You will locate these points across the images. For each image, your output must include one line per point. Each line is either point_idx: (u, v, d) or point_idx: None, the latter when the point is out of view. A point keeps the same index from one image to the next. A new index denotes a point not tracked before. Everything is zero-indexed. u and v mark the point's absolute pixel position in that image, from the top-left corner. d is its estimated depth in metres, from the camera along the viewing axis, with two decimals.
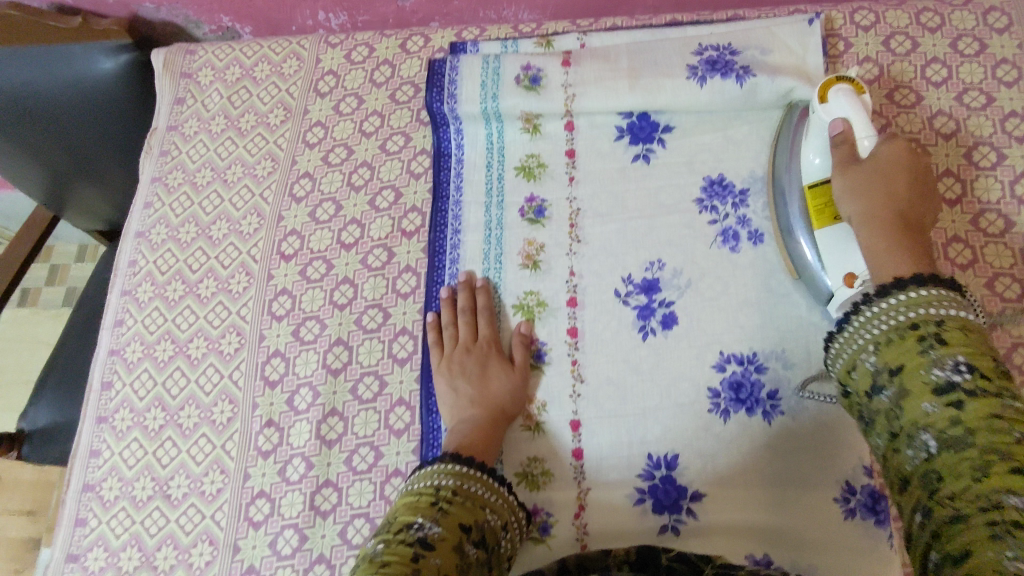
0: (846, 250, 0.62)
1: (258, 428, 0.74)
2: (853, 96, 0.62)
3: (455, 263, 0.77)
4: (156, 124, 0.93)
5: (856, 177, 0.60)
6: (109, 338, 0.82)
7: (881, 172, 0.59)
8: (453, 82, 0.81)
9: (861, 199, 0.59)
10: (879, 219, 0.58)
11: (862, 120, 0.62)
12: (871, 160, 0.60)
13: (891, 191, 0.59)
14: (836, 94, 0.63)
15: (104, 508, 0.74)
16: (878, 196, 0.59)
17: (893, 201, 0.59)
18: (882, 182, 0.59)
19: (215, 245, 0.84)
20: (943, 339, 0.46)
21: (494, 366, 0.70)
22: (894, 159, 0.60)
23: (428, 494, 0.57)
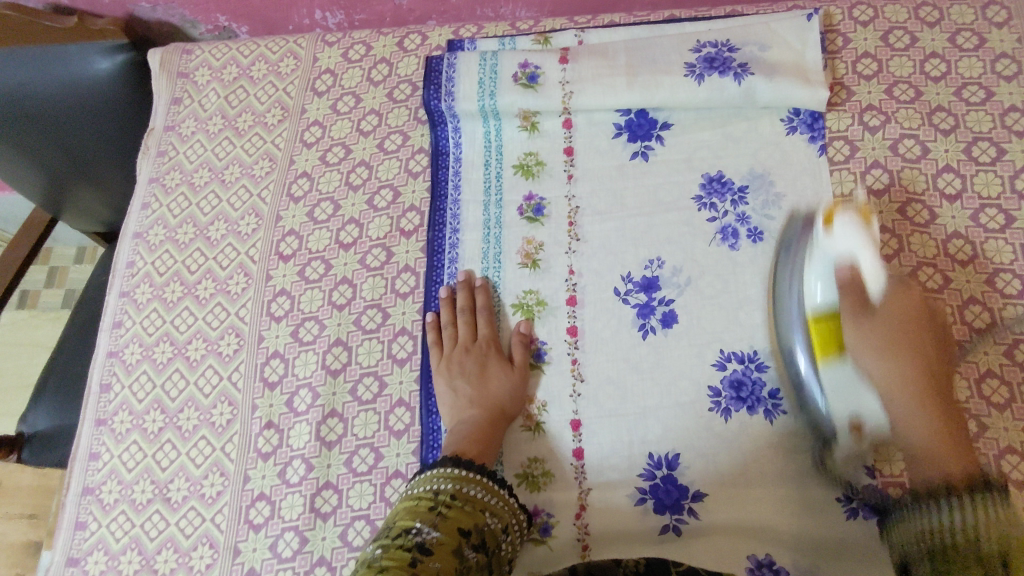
0: (857, 395, 0.60)
1: (258, 429, 0.74)
2: (862, 228, 0.58)
3: (454, 263, 0.77)
4: (153, 124, 0.92)
5: (869, 332, 0.59)
6: (108, 340, 0.82)
7: (893, 324, 0.59)
8: (450, 80, 0.80)
9: (880, 358, 0.58)
10: (916, 416, 0.57)
11: (870, 256, 0.58)
12: (886, 311, 0.60)
13: (911, 347, 0.59)
14: (844, 227, 0.59)
15: (104, 511, 0.74)
16: (899, 354, 0.58)
17: (916, 366, 0.58)
18: (901, 337, 0.59)
19: (212, 246, 0.84)
20: (982, 558, 0.49)
21: (493, 366, 0.70)
22: (905, 307, 0.60)
23: (427, 498, 0.57)
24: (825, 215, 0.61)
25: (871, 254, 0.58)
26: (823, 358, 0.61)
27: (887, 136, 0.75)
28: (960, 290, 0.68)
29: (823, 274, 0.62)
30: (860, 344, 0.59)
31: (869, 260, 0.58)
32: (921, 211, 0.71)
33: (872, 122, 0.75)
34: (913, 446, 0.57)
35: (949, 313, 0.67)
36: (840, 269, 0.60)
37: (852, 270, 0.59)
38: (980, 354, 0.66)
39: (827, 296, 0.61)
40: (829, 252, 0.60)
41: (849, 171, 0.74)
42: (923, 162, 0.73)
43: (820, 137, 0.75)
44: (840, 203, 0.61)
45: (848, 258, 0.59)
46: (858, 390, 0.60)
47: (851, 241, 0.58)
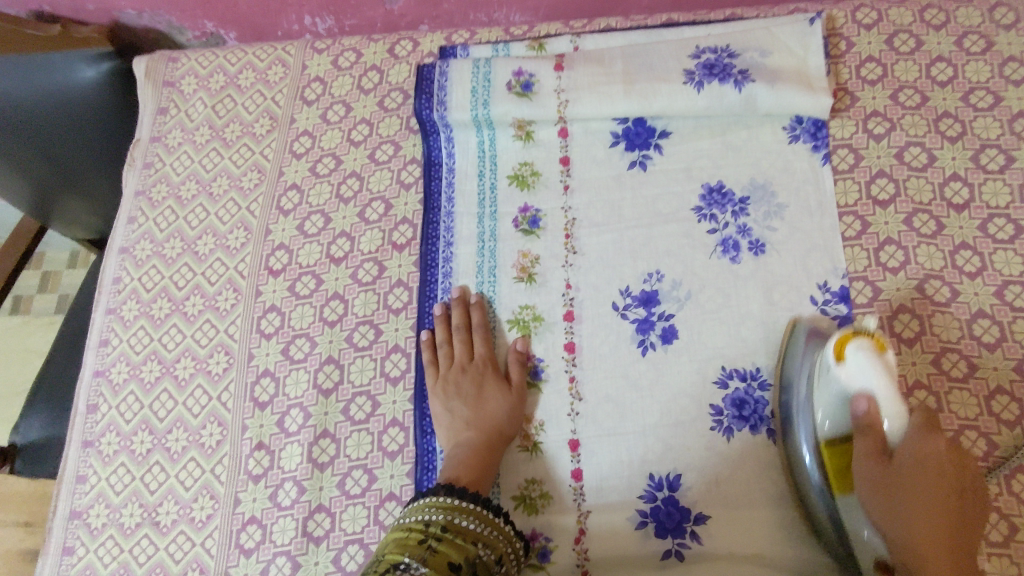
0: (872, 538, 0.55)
1: (248, 451, 0.72)
2: (875, 360, 0.54)
3: (447, 277, 0.75)
4: (139, 135, 0.90)
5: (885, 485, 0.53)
6: (94, 359, 0.80)
7: (915, 474, 0.52)
8: (443, 88, 0.78)
9: (899, 504, 0.52)
10: (917, 555, 0.50)
11: (888, 399, 0.54)
12: (907, 462, 0.52)
13: (932, 492, 0.51)
14: (856, 353, 0.55)
15: (92, 535, 0.72)
16: (915, 501, 0.51)
17: (931, 519, 0.51)
18: (921, 487, 0.52)
19: (200, 261, 0.82)
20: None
21: (490, 388, 0.68)
22: (933, 455, 0.52)
23: (418, 530, 0.55)
24: (836, 343, 0.56)
25: (886, 387, 0.54)
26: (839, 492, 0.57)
27: (892, 144, 0.73)
28: (968, 303, 0.66)
29: (835, 406, 0.57)
30: (869, 493, 0.53)
31: (884, 393, 0.54)
32: (928, 221, 0.69)
33: (876, 130, 0.73)
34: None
35: (956, 327, 0.65)
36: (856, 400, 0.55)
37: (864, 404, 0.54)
38: (990, 369, 0.64)
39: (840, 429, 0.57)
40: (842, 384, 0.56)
41: (854, 180, 0.72)
42: (930, 170, 0.71)
43: (823, 145, 0.73)
44: (854, 330, 0.56)
45: (859, 388, 0.55)
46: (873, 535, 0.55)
47: (863, 370, 0.54)
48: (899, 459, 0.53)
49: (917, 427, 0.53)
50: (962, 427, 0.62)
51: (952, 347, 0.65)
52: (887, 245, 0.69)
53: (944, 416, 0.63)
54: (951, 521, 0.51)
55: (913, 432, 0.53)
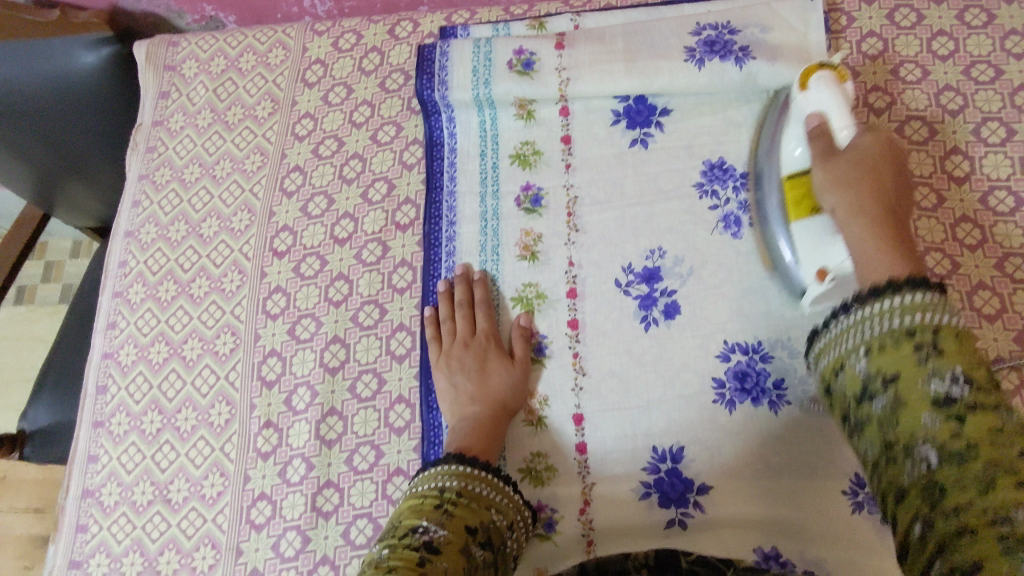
0: (825, 243, 0.61)
1: (257, 429, 0.73)
2: (833, 86, 0.60)
3: (451, 256, 0.75)
4: (141, 120, 0.90)
5: (834, 170, 0.58)
6: (103, 341, 0.81)
7: (858, 164, 0.57)
8: (444, 68, 0.78)
9: (843, 193, 0.57)
10: (863, 218, 0.55)
11: (840, 112, 0.59)
12: (850, 156, 0.58)
13: (869, 176, 0.57)
14: (815, 82, 0.61)
15: (105, 513, 0.74)
16: (861, 187, 0.56)
17: (873, 197, 0.56)
18: (865, 177, 0.57)
19: (205, 243, 0.82)
20: (941, 349, 0.41)
21: (493, 360, 0.69)
22: (873, 147, 0.58)
23: (432, 496, 0.56)
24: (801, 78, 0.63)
25: (839, 104, 0.60)
26: (797, 214, 0.64)
27: (893, 118, 0.73)
28: (969, 275, 0.67)
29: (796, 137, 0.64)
30: (821, 182, 0.58)
31: (835, 108, 0.60)
32: (928, 194, 0.70)
33: (877, 104, 0.74)
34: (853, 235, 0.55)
35: (958, 298, 0.66)
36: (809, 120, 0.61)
37: (816, 121, 0.60)
38: (990, 340, 0.65)
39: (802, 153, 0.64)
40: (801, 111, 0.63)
41: None
42: (930, 143, 0.71)
43: None
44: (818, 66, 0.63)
45: (817, 110, 0.61)
46: (823, 238, 0.62)
47: (820, 94, 0.61)
48: (846, 151, 0.58)
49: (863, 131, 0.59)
50: None
51: None
52: None
53: None
54: (890, 199, 0.56)
55: (860, 133, 0.59)
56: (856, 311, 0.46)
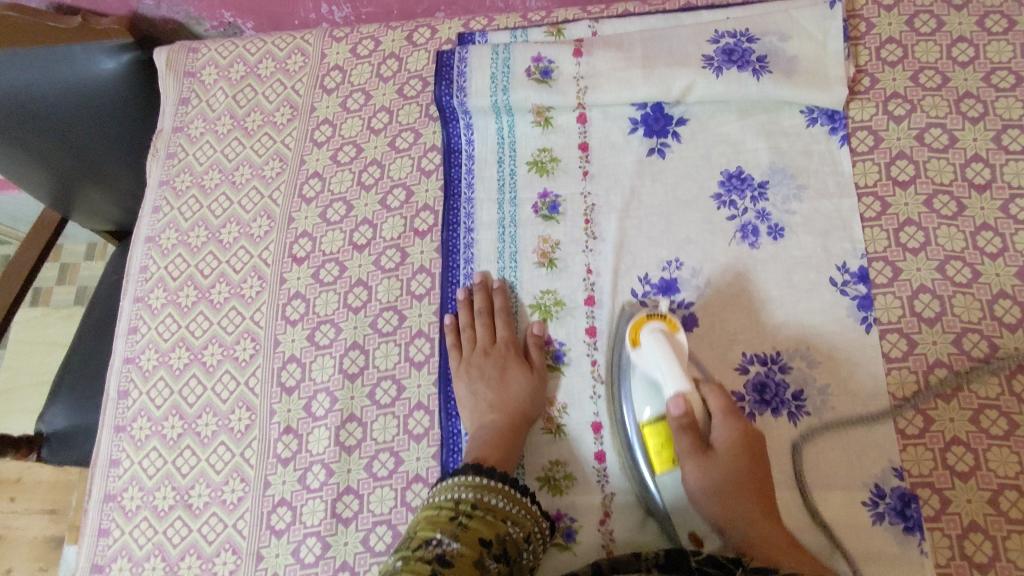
0: (687, 511, 0.64)
1: (277, 435, 0.73)
2: (664, 342, 0.61)
3: (469, 263, 0.76)
4: (161, 126, 0.91)
5: (715, 478, 0.59)
6: (124, 346, 0.82)
7: (732, 463, 0.60)
8: (462, 75, 0.78)
9: (736, 508, 0.59)
10: (756, 534, 0.58)
11: (673, 366, 0.60)
12: (723, 455, 0.60)
13: (734, 457, 0.60)
14: (649, 344, 0.62)
15: (127, 517, 0.74)
16: (741, 492, 0.60)
17: (741, 473, 0.60)
18: (740, 477, 0.60)
19: (225, 249, 0.83)
20: None
21: (511, 368, 0.69)
22: (737, 430, 0.61)
23: (448, 507, 0.58)
24: (633, 332, 0.64)
25: (673, 367, 0.60)
26: (657, 467, 0.63)
27: (912, 125, 0.73)
28: (989, 284, 0.67)
29: (644, 387, 0.64)
30: (700, 487, 0.60)
31: (671, 373, 0.60)
32: (948, 202, 0.70)
33: (896, 111, 0.74)
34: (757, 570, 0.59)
35: (978, 308, 0.66)
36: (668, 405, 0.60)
37: (672, 402, 0.60)
38: (1011, 349, 0.64)
39: (655, 413, 0.63)
40: (647, 374, 0.63)
41: (873, 162, 0.72)
42: (951, 151, 0.71)
43: (841, 127, 0.74)
44: (647, 315, 0.65)
45: (656, 373, 0.61)
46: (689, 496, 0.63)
47: (658, 356, 0.61)
48: (718, 450, 0.60)
49: (720, 415, 0.61)
50: (983, 405, 0.63)
51: (973, 328, 0.66)
52: (907, 226, 0.70)
53: (964, 395, 0.64)
54: (746, 465, 0.60)
55: (719, 422, 0.61)
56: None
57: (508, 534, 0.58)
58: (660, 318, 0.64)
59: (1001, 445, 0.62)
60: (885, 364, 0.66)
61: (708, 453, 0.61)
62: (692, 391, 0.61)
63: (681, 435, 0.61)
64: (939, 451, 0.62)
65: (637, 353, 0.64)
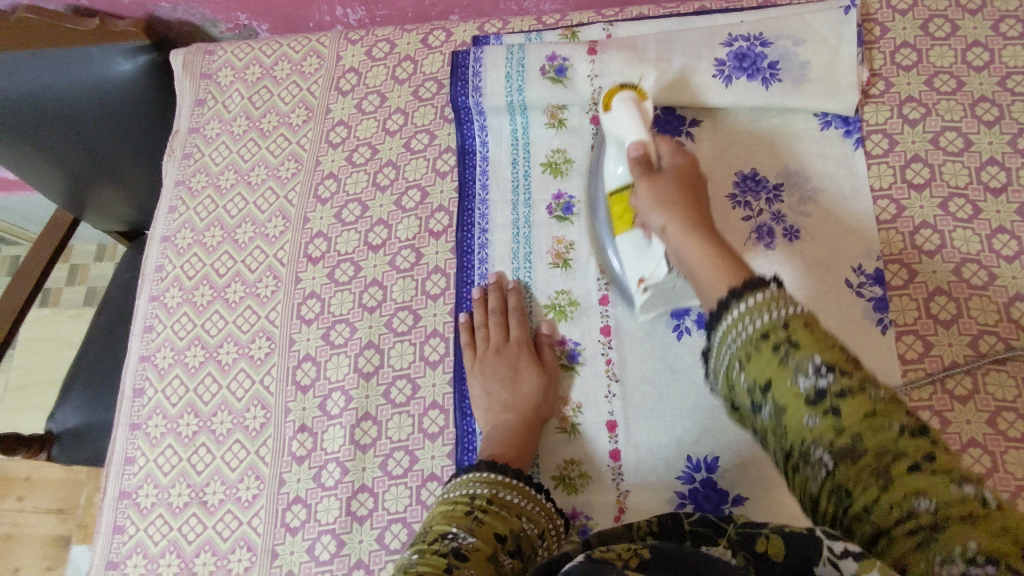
0: (643, 255, 0.65)
1: (292, 433, 0.74)
2: (631, 104, 0.64)
3: (484, 263, 0.76)
4: (178, 127, 0.92)
5: (659, 186, 0.58)
6: (140, 344, 0.82)
7: (677, 179, 0.59)
8: (477, 75, 0.78)
9: (667, 208, 0.56)
10: (687, 224, 0.55)
11: (635, 122, 0.63)
12: (668, 176, 0.59)
13: (680, 174, 0.60)
14: (617, 103, 0.66)
15: (142, 515, 0.75)
16: (682, 207, 0.56)
17: (686, 188, 0.58)
18: (680, 193, 0.57)
19: (241, 248, 0.83)
20: (796, 341, 0.41)
21: (523, 366, 0.70)
22: (686, 167, 0.61)
23: (463, 503, 0.58)
24: (609, 100, 0.67)
25: (637, 125, 0.63)
26: (622, 228, 0.67)
27: (927, 129, 0.73)
28: (1007, 287, 0.67)
29: (615, 148, 0.67)
30: (645, 199, 0.58)
31: (633, 126, 0.63)
32: (964, 206, 0.70)
33: (911, 115, 0.74)
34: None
35: (995, 310, 0.66)
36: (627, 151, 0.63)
37: (631, 149, 0.62)
38: None
39: (624, 175, 0.67)
40: (614, 135, 0.66)
41: (888, 165, 0.73)
42: (966, 154, 0.72)
43: (855, 130, 0.74)
44: (621, 88, 0.67)
45: (621, 131, 0.65)
46: (645, 243, 0.65)
47: (623, 113, 0.65)
48: (665, 171, 0.60)
49: (671, 151, 0.62)
50: (1000, 408, 0.63)
51: (989, 330, 0.66)
52: (922, 229, 0.70)
53: (981, 397, 0.64)
54: (693, 186, 0.59)
55: (670, 154, 0.62)
56: (724, 317, 0.45)
57: (522, 529, 0.58)
58: (631, 89, 0.67)
59: (1019, 447, 0.62)
60: (900, 365, 0.66)
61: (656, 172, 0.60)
62: (652, 142, 0.63)
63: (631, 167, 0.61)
64: (956, 453, 0.62)
65: (609, 118, 0.67)
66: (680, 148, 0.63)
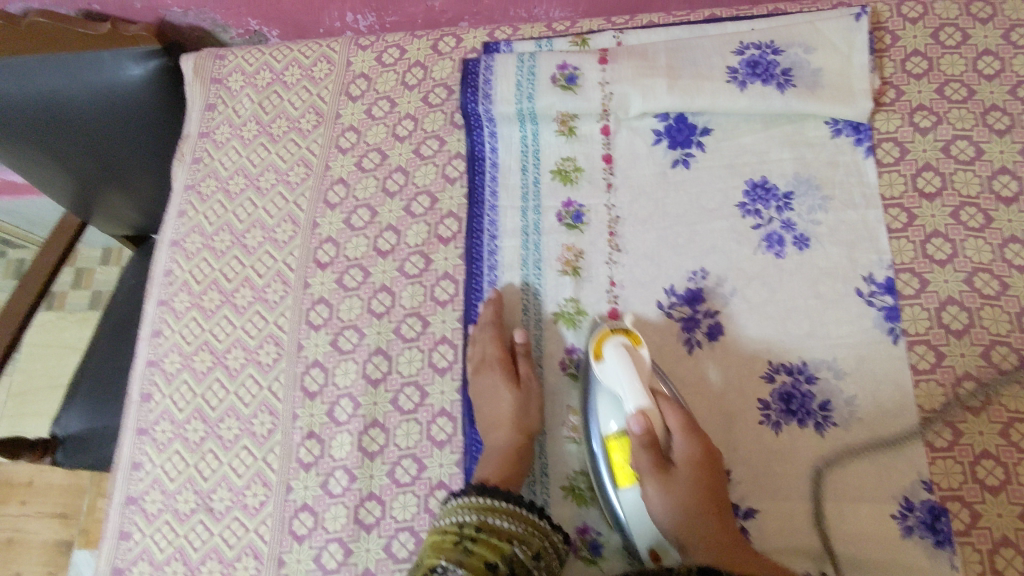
0: (652, 529, 0.62)
1: (299, 440, 0.73)
2: (627, 359, 0.62)
3: (493, 270, 0.76)
4: (188, 131, 0.92)
5: (677, 494, 0.60)
6: (148, 349, 0.82)
7: (693, 483, 0.60)
8: (488, 82, 0.79)
9: (688, 523, 0.59)
10: (718, 554, 0.58)
11: (635, 385, 0.61)
12: (683, 466, 0.61)
13: (696, 475, 0.61)
14: (610, 355, 0.63)
15: (148, 521, 0.74)
16: (702, 517, 0.60)
17: (702, 490, 0.60)
18: (699, 500, 0.60)
19: (250, 254, 0.83)
20: None
21: (497, 383, 0.69)
22: (697, 449, 0.61)
23: (452, 532, 0.59)
24: (597, 346, 0.65)
25: (638, 390, 0.61)
26: (621, 484, 0.63)
27: (939, 137, 0.73)
28: (1019, 296, 0.66)
29: (610, 400, 0.64)
30: (663, 506, 0.60)
31: (631, 390, 0.61)
32: (975, 215, 0.70)
33: (923, 123, 0.74)
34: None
35: (1007, 320, 0.66)
36: (629, 422, 0.61)
37: (632, 420, 0.60)
38: None
39: (620, 428, 0.63)
40: (610, 390, 0.64)
41: (900, 174, 0.72)
42: (977, 163, 0.71)
43: (866, 138, 0.74)
44: (611, 331, 0.65)
45: (618, 389, 0.62)
46: (648, 513, 0.62)
47: (618, 368, 0.62)
48: (679, 465, 0.61)
49: (682, 430, 0.62)
50: (1013, 419, 0.63)
51: (1001, 341, 0.65)
52: (934, 238, 0.69)
53: (993, 408, 0.63)
54: (710, 480, 0.61)
55: (682, 444, 0.61)
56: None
57: (514, 554, 0.59)
58: (623, 333, 0.65)
59: None
60: (912, 375, 0.65)
61: (668, 470, 0.61)
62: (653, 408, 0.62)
63: (639, 449, 0.61)
64: (968, 465, 0.62)
65: (600, 368, 0.64)
66: (686, 416, 0.63)
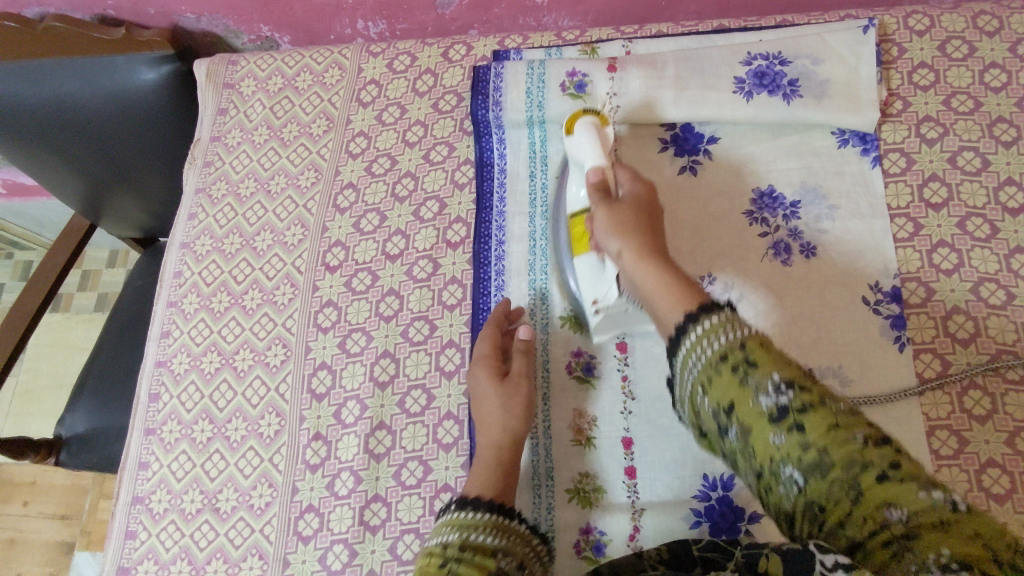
0: (598, 279, 0.66)
1: (306, 441, 0.74)
2: (593, 129, 0.66)
3: (500, 275, 0.77)
4: (200, 135, 0.93)
5: (619, 214, 0.60)
6: (156, 350, 0.83)
7: (635, 208, 0.61)
8: (498, 90, 0.80)
9: (623, 240, 0.58)
10: (644, 255, 0.56)
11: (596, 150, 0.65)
12: (630, 203, 0.62)
13: (639, 206, 0.62)
14: (578, 126, 0.67)
15: (154, 520, 0.75)
16: (639, 237, 0.58)
17: (643, 217, 0.61)
18: (641, 225, 0.59)
19: (259, 256, 0.84)
20: (752, 360, 0.41)
21: (480, 382, 0.68)
22: (645, 195, 0.63)
23: (435, 555, 0.54)
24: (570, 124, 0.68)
25: (596, 148, 0.65)
26: (578, 248, 0.68)
27: (945, 148, 0.73)
28: None
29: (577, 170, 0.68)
30: (605, 224, 0.60)
31: (592, 151, 0.65)
32: (982, 225, 0.70)
33: (929, 134, 0.74)
34: (642, 285, 0.55)
35: (1015, 330, 0.66)
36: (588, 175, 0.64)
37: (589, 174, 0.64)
38: None
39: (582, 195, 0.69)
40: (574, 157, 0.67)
41: (906, 184, 0.73)
42: (983, 174, 0.72)
43: (873, 148, 0.74)
44: (583, 112, 0.68)
45: (581, 154, 0.66)
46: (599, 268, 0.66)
47: (583, 138, 0.66)
48: (626, 203, 0.62)
49: (632, 180, 0.65)
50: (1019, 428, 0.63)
51: (1008, 349, 0.66)
52: (940, 248, 0.70)
53: (1000, 417, 0.63)
54: (650, 214, 0.62)
55: (631, 189, 0.64)
56: (684, 340, 0.46)
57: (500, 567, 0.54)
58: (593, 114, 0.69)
59: None
60: (918, 383, 0.65)
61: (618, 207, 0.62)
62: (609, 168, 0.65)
63: (590, 194, 0.63)
64: (974, 473, 0.62)
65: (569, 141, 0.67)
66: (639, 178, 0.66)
